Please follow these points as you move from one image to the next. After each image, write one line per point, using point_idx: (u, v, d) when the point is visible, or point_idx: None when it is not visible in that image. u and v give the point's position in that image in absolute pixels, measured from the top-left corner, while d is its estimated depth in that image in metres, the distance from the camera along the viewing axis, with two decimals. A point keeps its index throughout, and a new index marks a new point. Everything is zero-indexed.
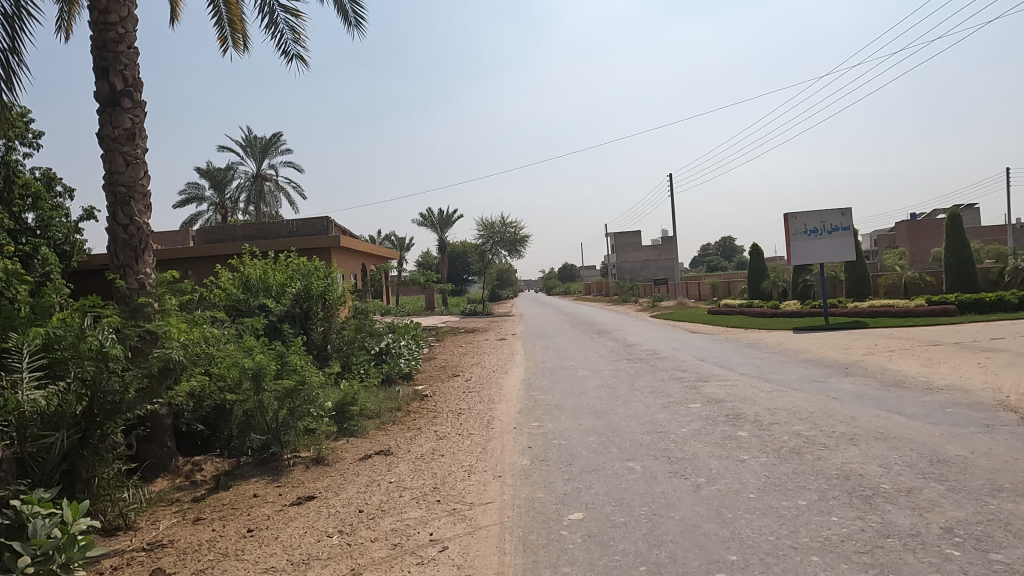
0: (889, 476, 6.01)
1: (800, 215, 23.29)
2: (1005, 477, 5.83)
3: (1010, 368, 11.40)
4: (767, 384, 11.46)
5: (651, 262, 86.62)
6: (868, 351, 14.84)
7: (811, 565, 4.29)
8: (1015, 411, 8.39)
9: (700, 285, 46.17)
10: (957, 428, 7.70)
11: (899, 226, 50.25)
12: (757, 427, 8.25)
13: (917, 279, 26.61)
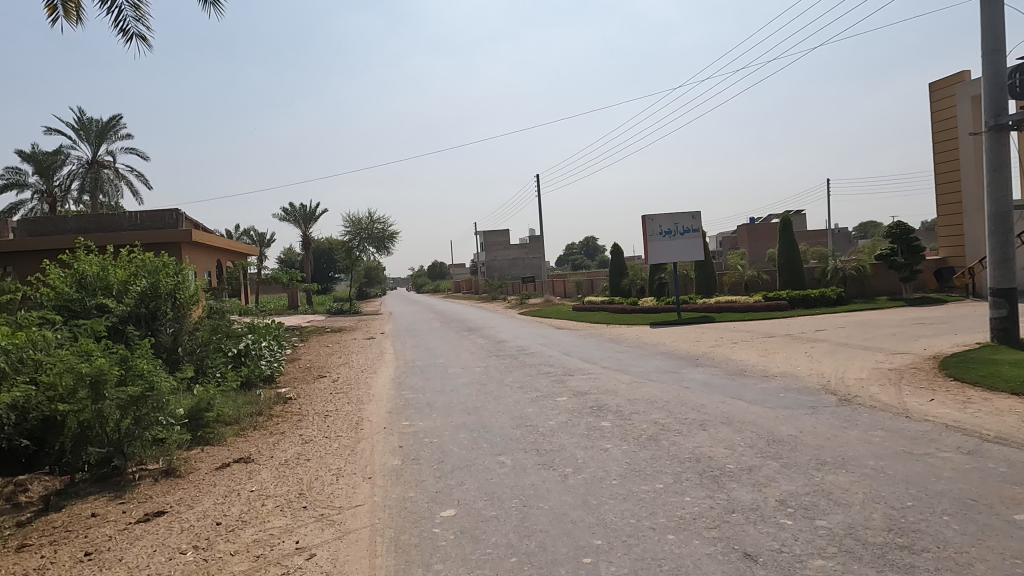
0: (733, 457, 6.60)
1: (656, 217, 24.92)
2: (827, 452, 6.60)
3: (830, 356, 12.90)
4: (628, 376, 12.11)
5: (519, 261, 88.77)
6: (715, 343, 16.16)
7: (668, 543, 4.60)
8: (835, 394, 9.53)
9: (566, 283, 47.88)
10: (789, 411, 8.59)
11: (741, 229, 55.14)
12: (619, 417, 8.72)
13: (756, 277, 29.31)
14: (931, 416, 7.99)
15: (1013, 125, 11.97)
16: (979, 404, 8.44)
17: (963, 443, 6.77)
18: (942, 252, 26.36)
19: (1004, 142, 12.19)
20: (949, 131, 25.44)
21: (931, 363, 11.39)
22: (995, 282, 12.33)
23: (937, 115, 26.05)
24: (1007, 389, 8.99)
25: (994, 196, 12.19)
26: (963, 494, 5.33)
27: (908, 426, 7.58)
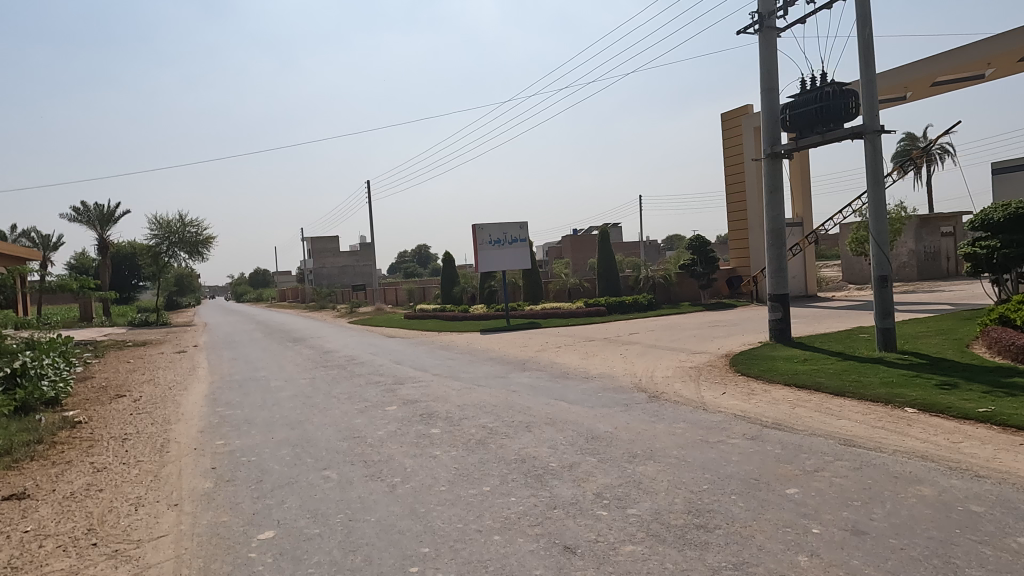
0: (556, 455, 6.93)
1: (485, 226, 25.52)
2: (638, 446, 7.17)
3: (641, 357, 14.06)
4: (457, 382, 12.23)
5: (349, 268, 86.18)
6: (541, 348, 16.90)
7: (494, 544, 4.71)
8: (644, 392, 10.40)
9: (398, 291, 47.35)
10: (606, 409, 9.21)
11: (565, 239, 58.22)
12: (448, 423, 8.77)
13: (578, 285, 31.11)
14: (723, 407, 9.01)
15: (785, 153, 13.91)
16: (760, 395, 9.67)
17: (748, 430, 7.71)
18: (732, 263, 29.86)
19: (778, 167, 14.11)
20: (737, 156, 28.91)
21: (724, 360, 12.85)
22: (773, 288, 14.22)
23: (727, 141, 29.50)
24: (781, 381, 10.39)
25: (771, 214, 14.05)
26: (748, 475, 6.06)
27: (704, 418, 8.48)
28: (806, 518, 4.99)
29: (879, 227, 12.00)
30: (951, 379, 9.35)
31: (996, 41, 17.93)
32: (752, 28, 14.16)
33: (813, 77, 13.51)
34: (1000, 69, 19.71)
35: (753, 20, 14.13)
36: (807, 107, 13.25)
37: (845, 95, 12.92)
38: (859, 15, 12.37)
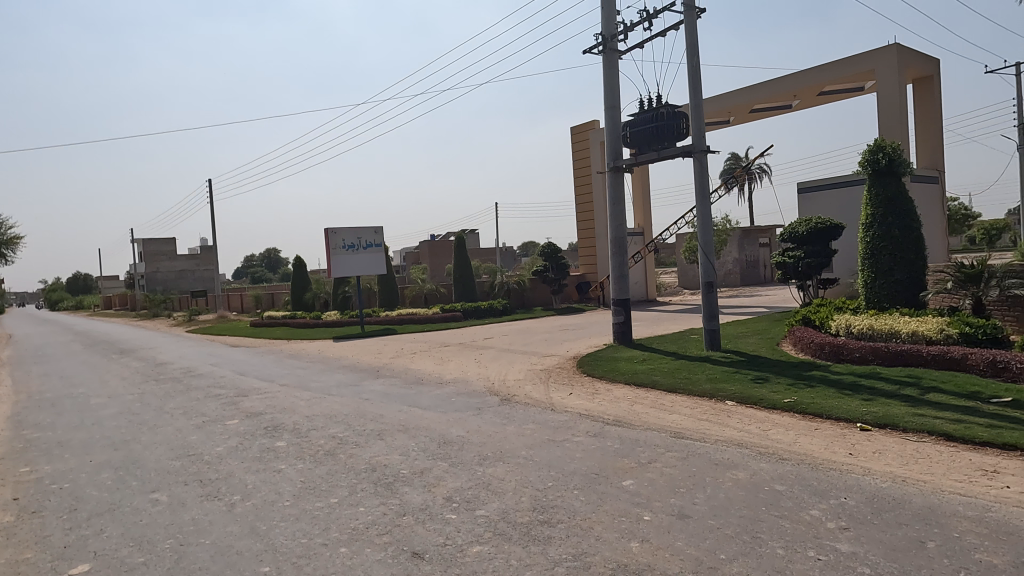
0: (407, 462, 6.92)
1: (339, 231, 24.76)
2: (488, 448, 7.34)
3: (495, 361, 14.37)
4: (306, 392, 11.76)
5: (188, 273, 79.66)
6: (396, 354, 16.72)
7: (340, 556, 4.61)
8: (496, 395, 10.65)
9: (244, 297, 44.55)
10: (458, 413, 9.33)
11: (422, 245, 58.01)
12: (295, 435, 8.43)
13: (435, 291, 31.08)
14: (569, 407, 9.47)
15: (626, 167, 14.90)
16: (603, 394, 10.28)
17: (591, 428, 8.18)
18: (582, 269, 31.40)
19: (620, 180, 15.08)
20: (586, 168, 30.48)
21: (572, 362, 13.50)
22: (616, 294, 15.15)
23: (576, 154, 31.01)
24: (622, 380, 11.12)
25: (614, 224, 14.97)
26: (589, 470, 6.44)
27: (551, 418, 8.86)
28: (639, 507, 5.39)
29: (707, 237, 13.19)
30: (764, 374, 10.53)
31: (801, 76, 20.43)
32: (596, 49, 15.04)
33: (651, 98, 14.60)
34: (804, 101, 22.48)
35: (597, 42, 15.01)
36: (645, 125, 14.30)
37: (677, 117, 14.11)
38: (689, 44, 13.58)
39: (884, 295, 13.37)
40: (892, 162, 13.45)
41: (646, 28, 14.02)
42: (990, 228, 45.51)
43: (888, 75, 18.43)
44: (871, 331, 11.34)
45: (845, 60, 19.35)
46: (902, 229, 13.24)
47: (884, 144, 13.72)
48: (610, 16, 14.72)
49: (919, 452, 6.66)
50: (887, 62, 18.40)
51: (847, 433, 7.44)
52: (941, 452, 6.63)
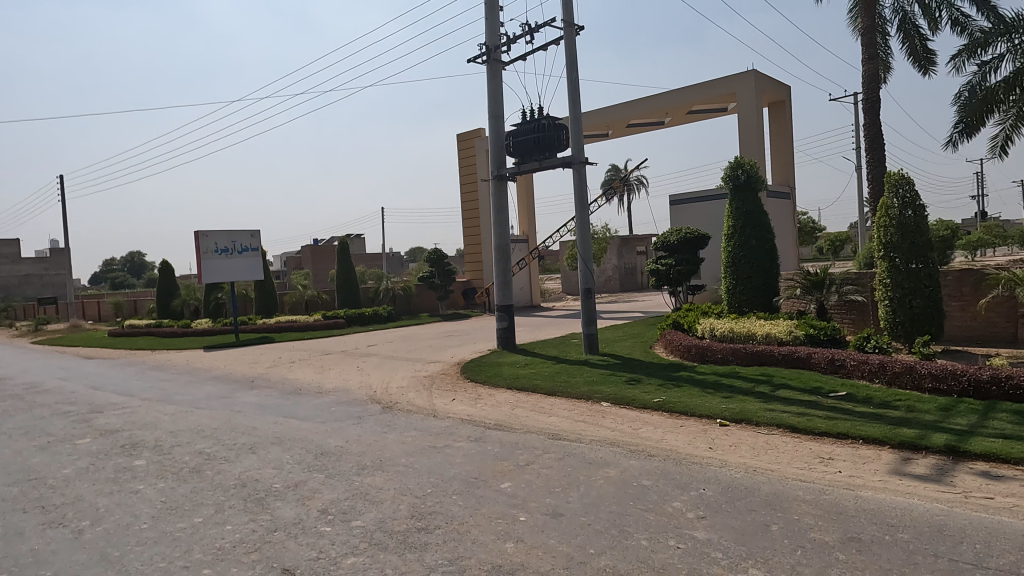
0: (280, 476, 6.66)
1: (211, 234, 23.34)
2: (367, 458, 7.23)
3: (378, 369, 14.12)
4: (170, 406, 10.98)
5: (34, 278, 71.81)
6: (272, 364, 15.99)
7: None
8: (378, 403, 10.48)
9: (102, 304, 40.81)
10: (337, 423, 9.09)
11: (305, 249, 55.88)
12: (156, 453, 7.87)
13: (316, 297, 30.01)
14: (451, 413, 9.50)
15: (510, 176, 15.20)
16: (485, 399, 10.41)
17: (472, 433, 8.25)
18: (468, 276, 31.55)
19: (504, 188, 15.35)
20: (472, 175, 30.72)
21: (456, 368, 13.55)
22: (499, 300, 15.37)
23: (463, 161, 31.18)
24: (504, 385, 11.30)
25: (498, 231, 15.20)
26: (468, 475, 6.51)
27: (433, 424, 8.86)
28: (515, 508, 5.52)
29: (586, 245, 13.71)
30: (636, 375, 11.10)
31: (671, 95, 21.76)
32: (480, 59, 15.24)
33: (533, 109, 15.00)
34: (675, 118, 23.94)
35: (481, 51, 15.21)
36: (528, 135, 14.66)
37: (558, 129, 14.60)
38: (568, 60, 14.10)
39: (743, 301, 14.52)
40: (750, 177, 14.62)
41: (528, 41, 14.40)
42: (836, 240, 50.56)
43: (747, 98, 20.05)
44: (732, 334, 12.28)
45: (710, 82, 20.84)
46: (758, 240, 14.45)
47: (743, 161, 14.87)
48: (494, 27, 15.00)
49: (768, 444, 7.30)
50: (747, 86, 20.02)
51: (708, 428, 8.03)
52: (787, 443, 7.31)
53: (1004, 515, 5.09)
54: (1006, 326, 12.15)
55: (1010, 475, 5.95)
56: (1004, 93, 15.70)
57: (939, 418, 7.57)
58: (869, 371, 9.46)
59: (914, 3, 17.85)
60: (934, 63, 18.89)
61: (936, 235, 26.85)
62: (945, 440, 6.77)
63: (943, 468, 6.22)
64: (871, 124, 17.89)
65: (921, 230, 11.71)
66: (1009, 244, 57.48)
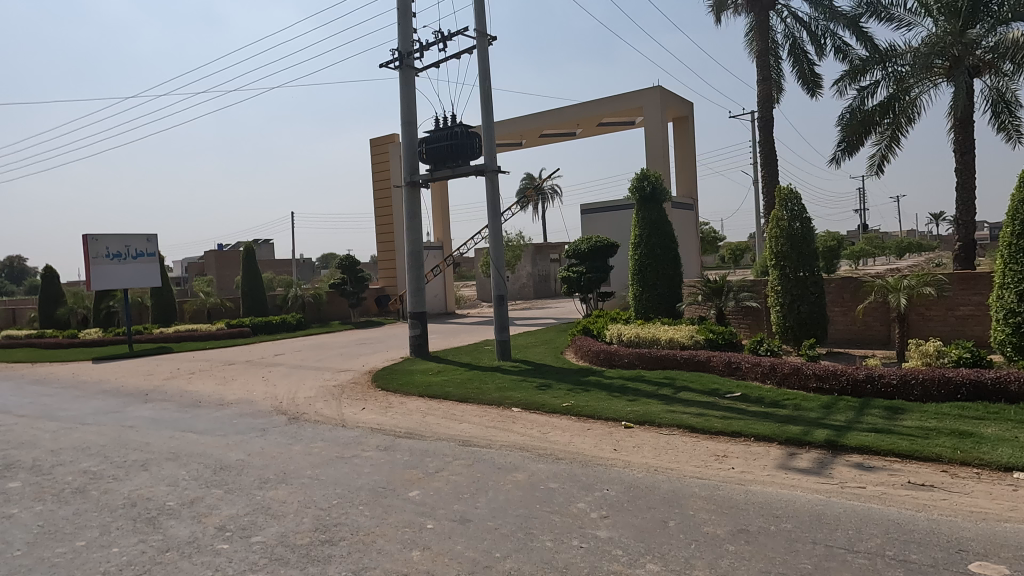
0: (175, 493, 6.33)
1: (101, 237, 21.83)
2: (270, 470, 6.99)
3: (284, 379, 13.65)
4: (52, 424, 10.16)
5: None
6: (169, 376, 15.10)
7: None
8: (284, 414, 10.15)
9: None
10: (239, 436, 8.73)
11: (208, 255, 53.22)
12: (34, 473, 7.27)
13: (220, 304, 28.61)
14: (361, 422, 9.34)
15: (422, 182, 15.14)
16: (396, 407, 10.29)
17: (381, 442, 8.15)
18: (381, 283, 31.06)
19: (417, 195, 15.26)
20: (385, 181, 30.33)
21: (366, 377, 13.31)
22: (412, 307, 15.23)
23: (376, 166, 30.73)
24: (415, 392, 11.22)
25: (411, 237, 15.09)
26: (376, 484, 6.42)
27: (341, 434, 8.68)
28: (423, 516, 5.51)
29: (498, 253, 13.84)
30: (547, 381, 11.30)
31: (582, 107, 22.37)
32: (393, 64, 15.10)
33: (445, 117, 15.02)
34: (585, 130, 24.61)
35: (393, 56, 15.08)
36: (440, 142, 14.68)
37: (471, 137, 14.69)
38: (481, 69, 14.23)
39: (649, 307, 15.07)
40: (654, 189, 15.24)
41: (440, 49, 14.43)
42: (736, 249, 53.42)
43: (653, 113, 20.92)
44: (638, 339, 12.75)
45: (619, 96, 21.60)
46: (663, 249, 15.07)
47: (648, 173, 15.48)
48: (407, 33, 14.92)
49: (669, 444, 7.63)
50: (652, 101, 20.89)
51: (613, 431, 8.29)
52: (686, 442, 7.67)
53: (874, 502, 5.57)
54: (880, 329, 13.28)
55: (880, 466, 6.51)
56: (880, 116, 17.15)
57: (821, 415, 8.17)
58: (761, 373, 10.07)
59: (803, 29, 19.20)
60: (820, 86, 20.35)
61: (823, 246, 28.92)
62: (825, 435, 7.32)
63: (823, 461, 6.73)
64: (765, 141, 19.06)
65: (808, 241, 12.59)
66: (886, 253, 62.71)
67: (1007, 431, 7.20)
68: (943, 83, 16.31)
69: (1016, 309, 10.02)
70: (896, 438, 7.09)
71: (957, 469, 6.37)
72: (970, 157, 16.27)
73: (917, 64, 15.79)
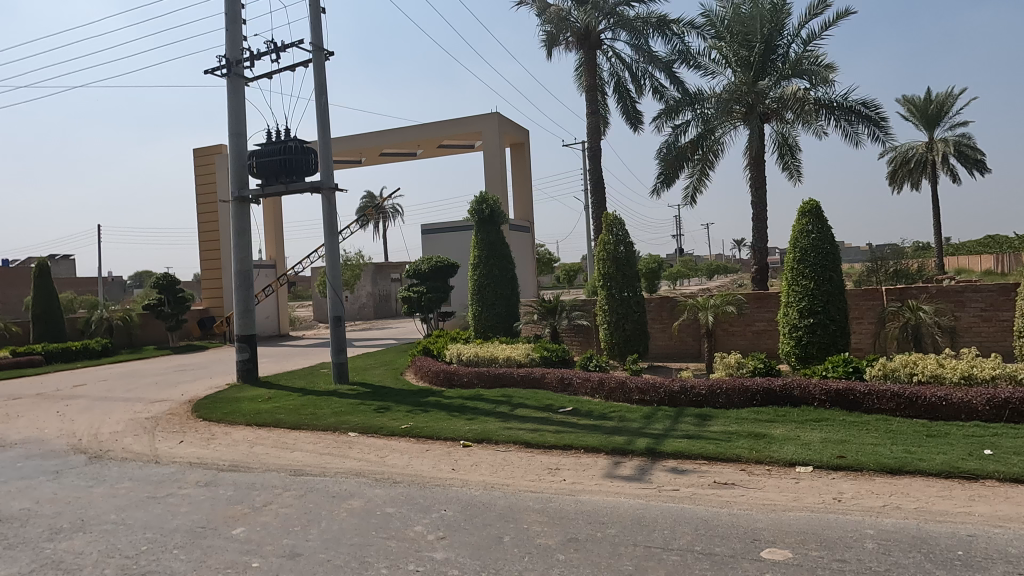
0: None
1: None
2: (64, 519, 6.15)
3: (85, 413, 12.09)
4: None
5: None
6: None
7: None
8: (83, 453, 8.99)
9: None
10: (25, 481, 7.58)
11: None
12: None
13: (3, 329, 24.65)
14: (177, 458, 8.52)
15: (253, 198, 14.31)
16: (220, 439, 9.52)
17: (201, 477, 7.51)
18: (205, 303, 28.70)
19: (246, 210, 14.38)
20: (210, 194, 28.24)
21: (185, 407, 12.17)
22: (240, 330, 14.22)
23: (199, 178, 28.52)
24: (242, 421, 10.48)
25: (239, 255, 14.15)
26: (194, 524, 5.89)
27: (153, 472, 7.86)
28: (247, 555, 5.15)
29: (336, 273, 13.42)
30: (386, 403, 11.07)
31: (422, 128, 22.48)
32: (219, 71, 14.18)
33: (278, 130, 14.37)
34: (426, 151, 24.72)
35: (220, 63, 14.17)
36: (272, 157, 14.00)
37: (305, 153, 14.16)
38: (316, 84, 13.82)
39: (489, 326, 15.43)
40: (492, 212, 15.65)
41: (273, 59, 13.81)
42: (570, 270, 56.20)
43: (491, 137, 21.57)
44: (476, 358, 12.95)
45: (458, 119, 22.02)
46: (500, 270, 15.52)
47: (486, 196, 15.85)
48: (236, 40, 14.11)
49: (505, 460, 7.83)
50: (490, 127, 21.56)
51: (451, 450, 8.34)
52: (522, 457, 7.92)
53: (685, 502, 6.13)
54: (692, 343, 14.69)
55: (691, 469, 7.18)
56: (691, 152, 19.11)
57: (642, 425, 8.84)
58: (591, 388, 10.69)
59: (625, 69, 20.87)
60: (641, 122, 22.25)
61: (644, 268, 31.39)
62: (646, 444, 7.93)
63: (644, 468, 7.28)
64: (594, 170, 20.41)
65: (631, 264, 13.62)
66: (699, 275, 69.42)
67: (792, 431, 8.28)
68: (740, 127, 18.56)
69: (798, 324, 11.58)
70: (704, 442, 7.87)
71: (753, 466, 7.20)
72: (762, 192, 18.63)
73: (719, 108, 17.85)
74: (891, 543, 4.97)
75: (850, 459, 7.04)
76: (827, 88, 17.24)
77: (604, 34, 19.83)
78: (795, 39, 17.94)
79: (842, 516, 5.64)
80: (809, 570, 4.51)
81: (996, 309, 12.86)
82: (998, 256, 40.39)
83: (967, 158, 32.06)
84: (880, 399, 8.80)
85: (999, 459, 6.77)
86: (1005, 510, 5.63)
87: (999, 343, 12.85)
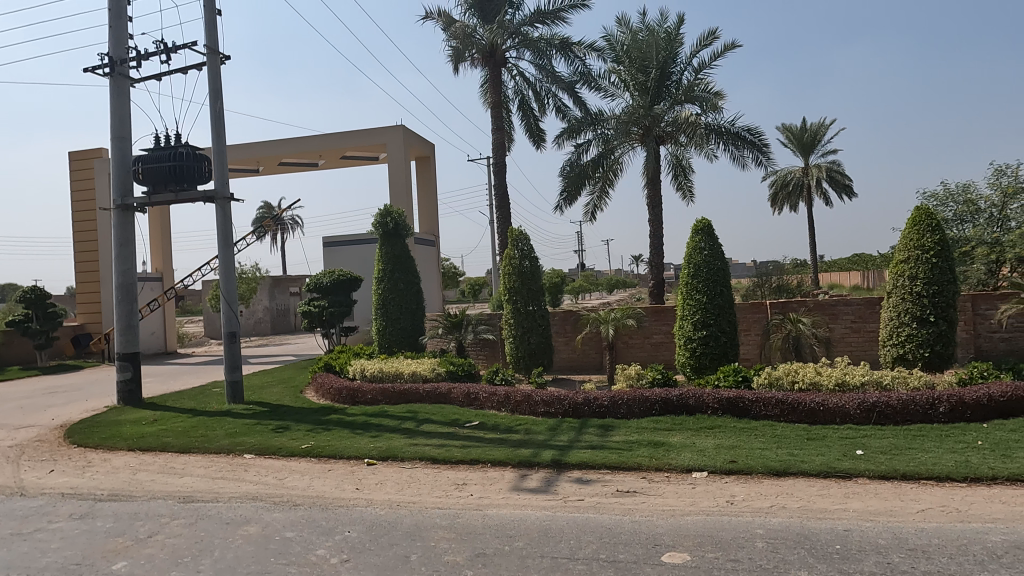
0: None
1: None
2: None
3: None
4: None
5: None
6: None
7: None
8: None
9: None
10: None
11: None
12: None
13: None
14: (47, 489, 7.76)
15: (138, 206, 13.37)
16: (97, 466, 8.77)
17: (76, 509, 6.89)
18: (80, 319, 26.44)
19: (130, 220, 13.41)
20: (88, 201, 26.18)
21: (57, 433, 11.14)
22: (121, 348, 13.20)
23: (75, 184, 26.38)
24: (123, 446, 9.71)
25: (121, 267, 13.15)
26: (67, 561, 5.39)
27: (19, 506, 7.12)
28: None
29: (230, 287, 12.75)
30: (285, 423, 10.61)
31: (324, 138, 21.92)
32: (100, 70, 13.22)
33: (166, 135, 13.54)
34: (328, 161, 24.12)
35: (102, 62, 13.22)
36: (160, 163, 13.16)
37: (197, 160, 13.43)
38: (211, 88, 13.17)
39: (394, 341, 15.17)
40: (397, 225, 15.44)
41: (163, 61, 13.04)
42: (475, 285, 56.51)
43: (396, 149, 21.36)
44: (381, 373, 12.68)
45: (362, 130, 21.65)
46: (406, 283, 15.32)
47: (391, 209, 15.62)
48: (120, 38, 13.22)
49: (411, 477, 7.70)
50: (394, 139, 21.35)
51: (354, 469, 8.11)
52: (428, 474, 7.82)
53: (589, 512, 6.27)
54: (595, 355, 15.11)
55: (595, 478, 7.36)
56: (593, 170, 19.76)
57: (547, 437, 8.97)
58: (497, 401, 10.72)
59: (529, 88, 21.32)
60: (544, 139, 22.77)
61: (548, 282, 32.00)
62: (551, 455, 8.05)
63: (549, 480, 7.38)
64: (500, 185, 20.63)
65: (536, 278, 13.85)
66: (600, 289, 71.71)
67: (688, 439, 8.67)
68: (638, 147, 19.41)
69: (692, 336, 12.19)
70: (607, 452, 8.10)
71: (653, 474, 7.47)
72: (659, 209, 19.53)
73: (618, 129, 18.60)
74: (777, 541, 5.30)
75: (740, 463, 7.46)
76: (717, 114, 18.37)
77: (508, 52, 20.21)
78: (687, 67, 19.00)
79: (735, 517, 5.96)
80: (705, 570, 4.74)
81: (863, 321, 14.09)
82: (864, 272, 44.45)
83: (837, 183, 35.07)
84: (766, 406, 9.39)
85: (868, 458, 7.40)
86: (874, 505, 6.15)
87: (867, 352, 14.07)
